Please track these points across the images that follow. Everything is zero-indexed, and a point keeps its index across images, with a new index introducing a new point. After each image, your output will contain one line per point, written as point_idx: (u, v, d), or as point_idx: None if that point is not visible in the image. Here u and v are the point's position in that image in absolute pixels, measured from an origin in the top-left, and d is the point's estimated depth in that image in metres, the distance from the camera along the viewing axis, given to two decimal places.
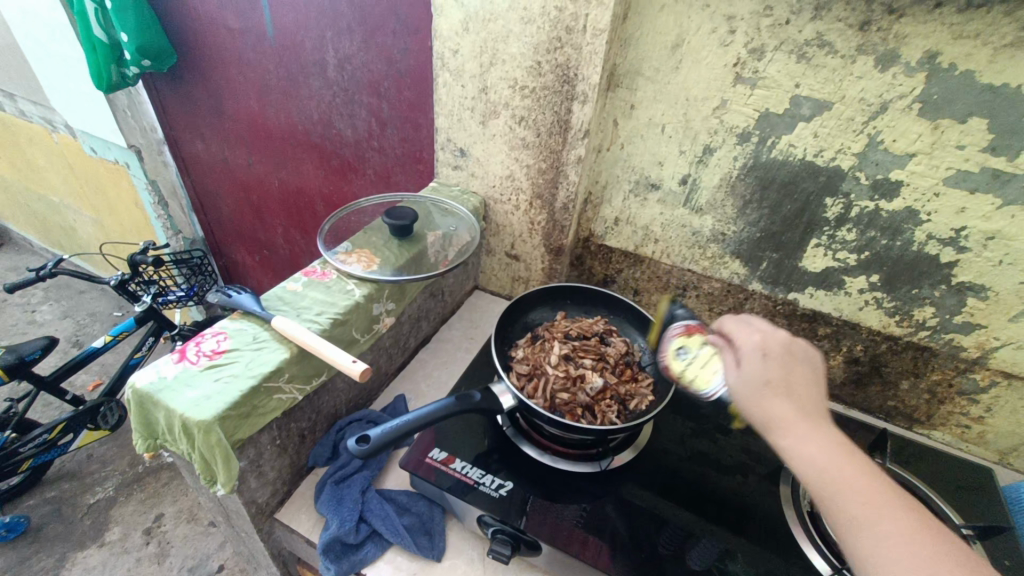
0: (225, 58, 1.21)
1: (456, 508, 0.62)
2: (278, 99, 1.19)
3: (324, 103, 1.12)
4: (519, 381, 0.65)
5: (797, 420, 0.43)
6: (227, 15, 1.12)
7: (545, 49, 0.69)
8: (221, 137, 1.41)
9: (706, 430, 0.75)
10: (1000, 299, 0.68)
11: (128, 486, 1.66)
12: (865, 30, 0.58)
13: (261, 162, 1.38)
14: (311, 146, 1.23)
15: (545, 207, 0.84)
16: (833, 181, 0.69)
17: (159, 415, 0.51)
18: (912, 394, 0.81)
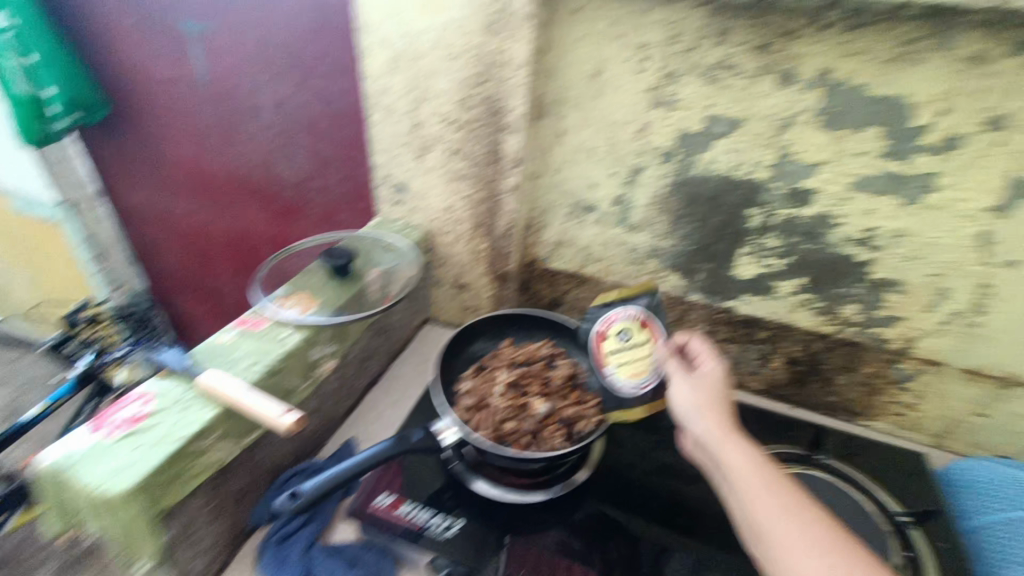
0: (159, 105, 1.18)
1: (405, 555, 0.61)
2: (216, 144, 1.17)
3: (262, 145, 1.11)
4: (465, 413, 0.65)
5: (727, 430, 0.55)
6: (158, 63, 1.11)
7: (472, 83, 0.70)
8: (159, 184, 1.37)
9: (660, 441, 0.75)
10: (914, 291, 0.73)
11: (69, 566, 1.53)
12: (764, 52, 0.62)
13: (203, 208, 1.35)
14: (252, 190, 1.21)
15: (486, 235, 0.85)
16: (753, 193, 0.73)
17: (77, 495, 0.48)
18: (850, 388, 0.85)
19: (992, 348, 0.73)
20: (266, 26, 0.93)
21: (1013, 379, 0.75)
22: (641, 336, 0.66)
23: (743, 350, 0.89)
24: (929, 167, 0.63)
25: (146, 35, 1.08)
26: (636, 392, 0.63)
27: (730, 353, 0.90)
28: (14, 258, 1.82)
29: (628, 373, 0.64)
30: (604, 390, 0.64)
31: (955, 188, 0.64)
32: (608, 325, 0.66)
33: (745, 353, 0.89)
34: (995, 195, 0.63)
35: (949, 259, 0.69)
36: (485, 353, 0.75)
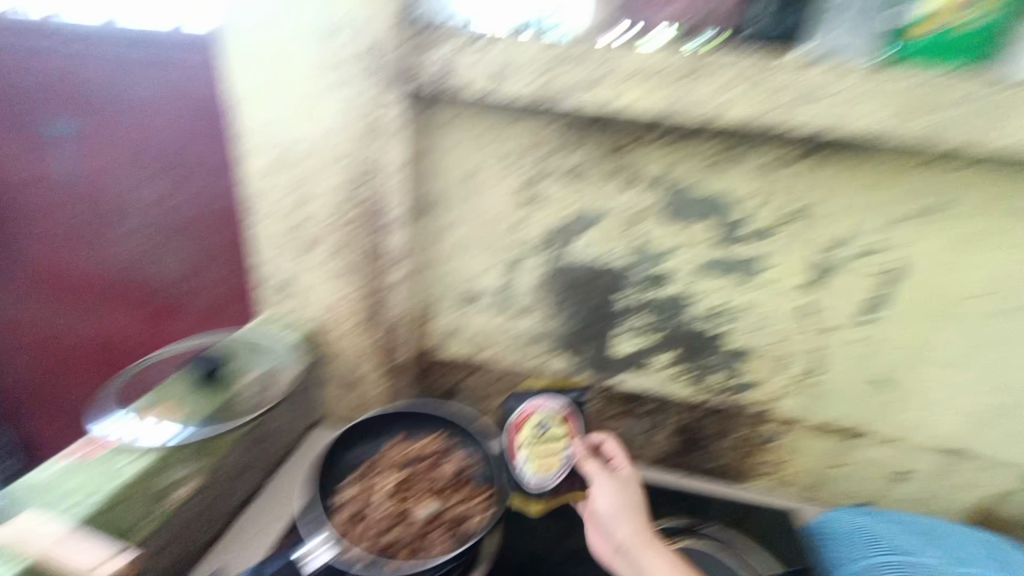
0: (11, 206, 1.09)
1: None
2: (78, 247, 1.09)
3: (131, 246, 1.04)
4: (342, 526, 0.63)
5: (641, 548, 0.59)
6: (13, 166, 1.03)
7: (352, 185, 0.73)
8: (7, 291, 1.22)
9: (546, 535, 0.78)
10: (764, 355, 0.83)
11: None
12: (616, 157, 0.71)
13: (61, 314, 1.21)
14: (119, 294, 1.12)
15: (377, 327, 0.85)
16: (617, 280, 0.81)
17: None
18: (728, 450, 0.93)
19: (836, 406, 0.84)
20: (137, 131, 0.92)
21: (855, 431, 0.86)
22: (560, 431, 0.71)
23: (633, 425, 0.94)
24: (753, 251, 0.75)
25: (6, 135, 1.00)
26: (540, 486, 0.67)
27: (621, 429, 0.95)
28: None
29: (537, 465, 0.68)
30: (513, 476, 0.68)
31: (777, 268, 0.75)
32: (530, 413, 0.70)
33: (636, 426, 0.94)
34: (804, 275, 0.75)
35: (782, 327, 0.80)
36: (371, 454, 0.73)
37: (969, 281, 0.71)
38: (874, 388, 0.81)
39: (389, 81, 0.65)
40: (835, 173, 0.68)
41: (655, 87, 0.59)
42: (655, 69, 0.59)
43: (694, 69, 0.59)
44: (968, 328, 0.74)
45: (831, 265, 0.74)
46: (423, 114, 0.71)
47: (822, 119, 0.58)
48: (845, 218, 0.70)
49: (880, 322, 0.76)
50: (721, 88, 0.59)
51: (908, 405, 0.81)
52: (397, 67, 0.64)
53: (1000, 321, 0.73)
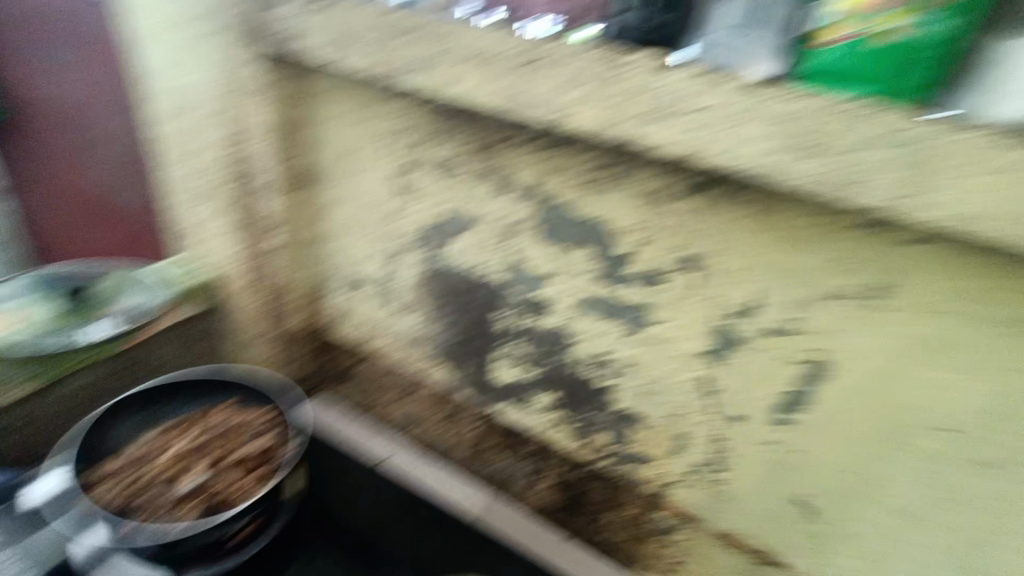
0: (37, 117, 1.12)
1: None
2: (73, 163, 1.10)
3: (105, 171, 1.03)
4: (121, 467, 0.64)
5: None
6: (34, 82, 1.07)
7: (229, 143, 0.71)
8: (36, 195, 1.27)
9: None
10: (654, 430, 0.66)
11: None
12: (483, 156, 0.61)
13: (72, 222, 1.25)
14: (101, 215, 1.13)
15: (263, 292, 0.84)
16: (496, 295, 0.69)
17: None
18: (617, 527, 0.77)
19: (736, 514, 0.65)
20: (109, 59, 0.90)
21: (758, 553, 0.66)
22: None
23: (514, 464, 0.82)
24: (641, 298, 0.59)
25: (9, 57, 1.08)
26: None
27: (502, 464, 0.84)
28: None
29: None
30: None
31: (666, 326, 0.59)
32: None
33: (518, 466, 0.82)
34: (706, 340, 0.57)
35: (675, 402, 0.63)
36: (202, 407, 0.73)
37: (931, 408, 0.49)
38: (790, 509, 0.61)
39: (247, 37, 0.62)
40: (739, 216, 0.51)
41: (494, 76, 0.49)
42: (490, 55, 0.49)
43: (529, 58, 0.47)
44: (925, 475, 0.51)
45: (737, 339, 0.56)
46: (301, 80, 0.67)
47: (682, 144, 0.44)
48: (753, 282, 0.52)
49: (799, 430, 0.56)
50: (562, 87, 0.47)
51: (835, 547, 0.60)
52: (252, 24, 0.61)
53: (975, 477, 0.49)
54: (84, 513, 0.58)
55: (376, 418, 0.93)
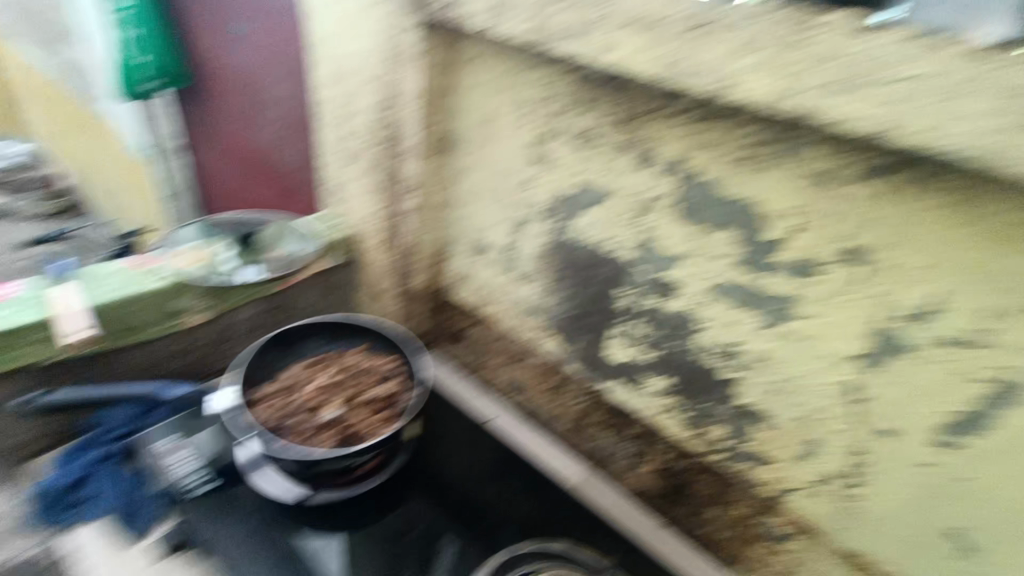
0: (217, 82, 1.29)
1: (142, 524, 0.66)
2: (243, 123, 1.25)
3: (269, 132, 1.17)
4: (271, 391, 0.71)
5: None
6: (218, 51, 1.22)
7: (380, 107, 0.76)
8: (209, 151, 1.47)
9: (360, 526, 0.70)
10: (779, 431, 0.62)
11: None
12: (626, 127, 0.59)
13: (234, 177, 1.43)
14: (260, 170, 1.28)
15: (394, 250, 0.90)
16: (620, 272, 0.68)
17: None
18: (722, 525, 0.74)
19: (868, 533, 0.60)
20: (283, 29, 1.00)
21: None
22: None
23: (616, 444, 0.82)
24: (785, 289, 0.55)
25: (201, 28, 1.25)
26: None
27: (603, 442, 0.83)
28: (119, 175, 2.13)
29: None
30: None
31: (812, 322, 0.55)
32: None
33: (619, 447, 0.81)
34: (861, 342, 0.52)
35: (811, 404, 0.58)
36: (335, 349, 0.79)
37: None
38: (940, 540, 0.55)
39: (409, 4, 0.65)
40: (924, 207, 0.45)
41: (656, 41, 0.47)
42: (653, 19, 0.47)
43: (699, 22, 0.45)
44: None
45: (900, 345, 0.50)
46: (451, 47, 0.70)
47: (873, 120, 0.39)
48: (933, 282, 0.46)
49: (966, 456, 0.50)
50: (733, 52, 0.44)
51: None
52: None
53: None
54: (246, 427, 0.65)
55: (482, 380, 0.97)
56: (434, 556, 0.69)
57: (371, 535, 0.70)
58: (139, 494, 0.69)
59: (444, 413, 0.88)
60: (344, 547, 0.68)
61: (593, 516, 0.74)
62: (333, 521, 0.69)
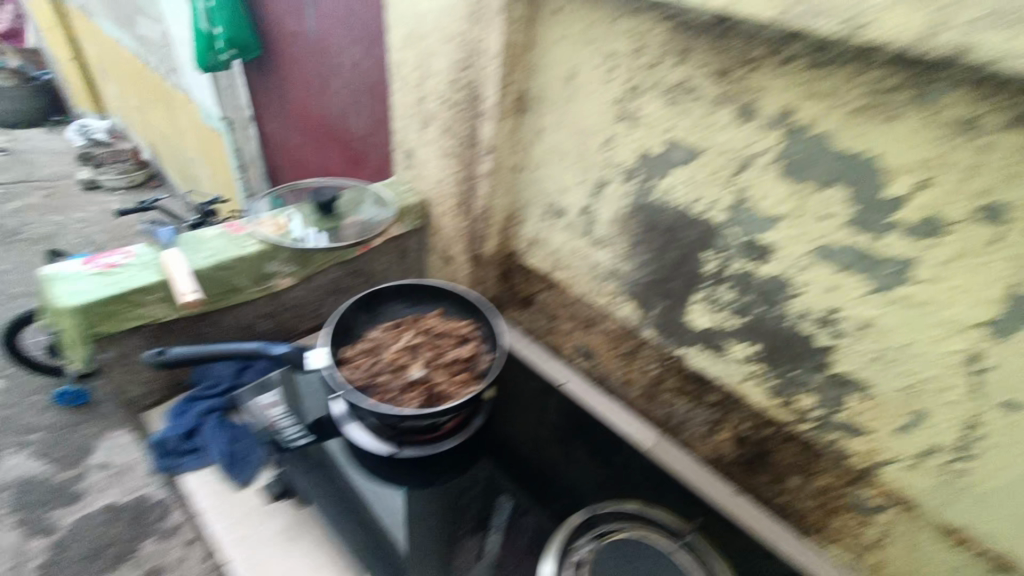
0: (288, 51, 1.33)
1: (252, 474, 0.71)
2: (317, 92, 1.30)
3: (343, 99, 1.21)
4: (354, 352, 0.72)
5: None
6: (290, 20, 1.25)
7: (459, 67, 0.75)
8: (283, 121, 1.53)
9: (427, 483, 0.70)
10: (881, 401, 0.59)
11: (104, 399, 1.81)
12: (725, 78, 0.56)
13: (305, 146, 1.48)
14: (334, 138, 1.33)
15: (466, 214, 0.90)
16: (709, 234, 0.65)
17: (70, 319, 0.62)
18: (803, 495, 0.72)
19: (976, 509, 0.57)
20: None
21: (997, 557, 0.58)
22: None
23: (692, 411, 0.81)
24: (902, 251, 0.51)
25: None
26: None
27: (678, 409, 0.82)
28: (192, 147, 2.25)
29: None
30: None
31: (929, 286, 0.51)
32: None
33: (695, 414, 0.80)
34: (990, 308, 0.48)
35: (921, 373, 0.55)
36: (412, 314, 0.81)
37: None
38: None
39: None
40: None
41: None
42: None
43: None
44: None
45: None
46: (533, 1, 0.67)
47: None
48: None
49: None
50: None
51: None
52: None
53: None
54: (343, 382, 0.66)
55: (551, 345, 0.97)
56: (490, 513, 0.68)
57: (434, 492, 0.69)
58: (248, 444, 0.73)
59: (514, 381, 0.89)
60: (406, 501, 0.67)
61: (671, 482, 0.73)
62: (406, 476, 0.70)
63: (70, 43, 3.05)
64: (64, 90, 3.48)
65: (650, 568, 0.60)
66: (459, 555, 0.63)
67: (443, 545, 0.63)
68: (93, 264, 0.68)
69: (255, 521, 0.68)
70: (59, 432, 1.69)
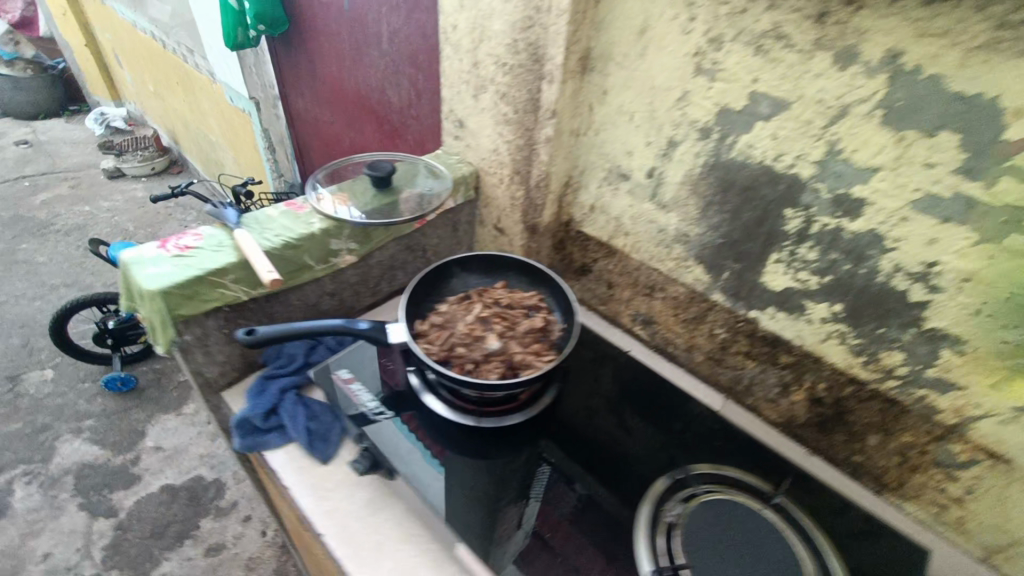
0: (319, 23, 1.30)
1: (336, 450, 0.71)
2: (350, 65, 1.28)
3: (380, 70, 1.19)
4: (427, 327, 0.72)
5: None
6: None
7: (521, 27, 0.73)
8: (314, 97, 1.51)
9: (479, 453, 0.72)
10: (979, 356, 0.58)
11: (151, 385, 1.85)
12: (822, 23, 0.54)
13: (338, 122, 1.46)
14: (369, 111, 1.31)
15: (523, 183, 0.88)
16: (793, 191, 0.63)
17: (153, 302, 0.62)
18: (881, 454, 0.71)
19: None
20: None
21: None
22: None
23: (762, 373, 0.79)
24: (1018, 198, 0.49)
25: None
26: None
27: (746, 372, 0.81)
28: (217, 130, 2.24)
29: None
30: None
31: None
32: None
33: (764, 377, 0.79)
34: None
35: None
36: (475, 286, 0.80)
37: None
38: None
39: None
40: None
41: None
42: None
43: None
44: None
45: None
46: None
47: None
48: None
49: None
50: None
51: None
52: None
53: None
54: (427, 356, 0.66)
55: (609, 314, 0.97)
56: (530, 482, 0.68)
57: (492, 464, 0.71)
58: (327, 421, 0.73)
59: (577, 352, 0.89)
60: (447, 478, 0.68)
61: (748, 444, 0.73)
62: (462, 446, 0.72)
63: (84, 31, 3.03)
64: (80, 79, 3.47)
65: (743, 528, 0.60)
66: (503, 524, 0.63)
67: (485, 513, 0.64)
68: (168, 248, 0.68)
69: (341, 495, 0.67)
70: (112, 417, 1.73)
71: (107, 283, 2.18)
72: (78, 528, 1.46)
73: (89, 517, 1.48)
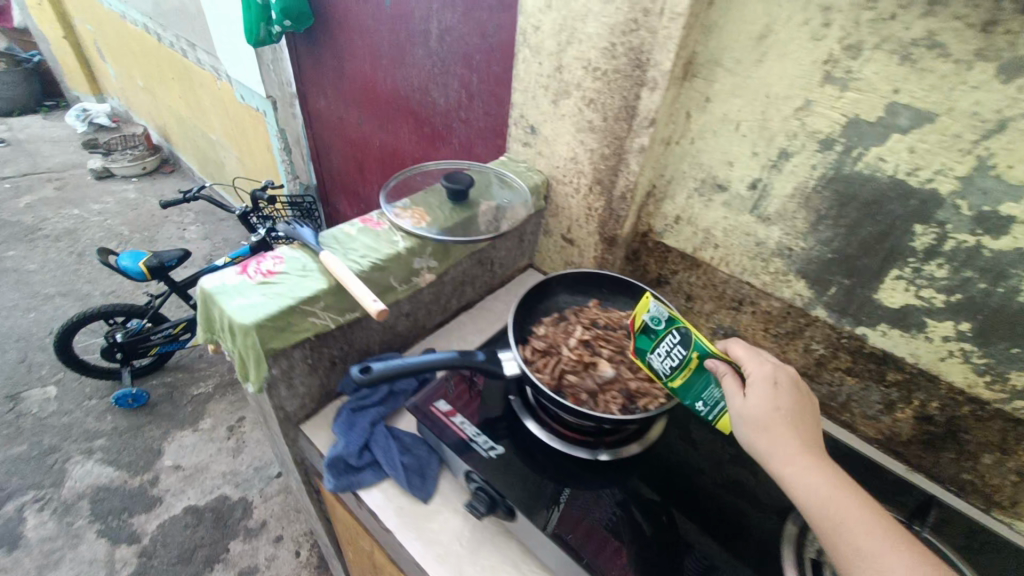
0: (352, 18, 1.22)
1: (433, 487, 0.67)
2: (387, 65, 1.21)
3: (424, 71, 1.13)
4: (532, 353, 0.67)
5: None
6: None
7: (623, 31, 0.68)
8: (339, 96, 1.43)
9: (556, 474, 0.64)
10: None
11: (166, 400, 1.76)
12: (988, 31, 0.50)
13: (368, 122, 1.39)
14: (408, 112, 1.24)
15: (604, 193, 0.84)
16: (927, 207, 0.60)
17: (246, 337, 0.57)
18: (997, 473, 0.69)
19: None
20: None
21: None
22: None
23: (864, 389, 0.77)
24: None
25: None
26: None
27: (845, 388, 0.79)
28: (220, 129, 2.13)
29: None
30: None
31: None
32: None
33: (864, 394, 0.77)
34: None
35: None
36: (566, 307, 0.77)
37: None
38: None
39: None
40: None
41: None
42: None
43: None
44: None
45: None
46: None
47: None
48: None
49: None
50: None
51: None
52: None
53: None
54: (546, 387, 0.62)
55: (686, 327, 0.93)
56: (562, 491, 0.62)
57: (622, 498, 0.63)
58: (423, 456, 0.69)
59: None
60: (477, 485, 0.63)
61: None
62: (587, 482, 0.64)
63: (65, 22, 2.85)
64: (60, 73, 3.29)
65: None
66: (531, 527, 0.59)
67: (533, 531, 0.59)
68: (251, 274, 0.62)
69: (448, 536, 0.63)
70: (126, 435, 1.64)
71: (107, 291, 2.06)
72: (98, 557, 1.37)
73: (109, 544, 1.39)
